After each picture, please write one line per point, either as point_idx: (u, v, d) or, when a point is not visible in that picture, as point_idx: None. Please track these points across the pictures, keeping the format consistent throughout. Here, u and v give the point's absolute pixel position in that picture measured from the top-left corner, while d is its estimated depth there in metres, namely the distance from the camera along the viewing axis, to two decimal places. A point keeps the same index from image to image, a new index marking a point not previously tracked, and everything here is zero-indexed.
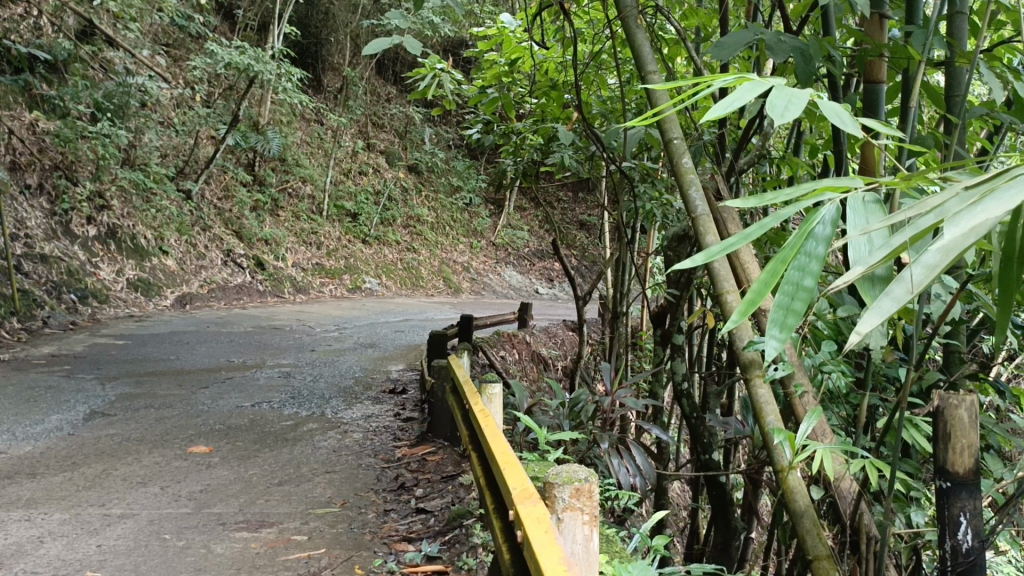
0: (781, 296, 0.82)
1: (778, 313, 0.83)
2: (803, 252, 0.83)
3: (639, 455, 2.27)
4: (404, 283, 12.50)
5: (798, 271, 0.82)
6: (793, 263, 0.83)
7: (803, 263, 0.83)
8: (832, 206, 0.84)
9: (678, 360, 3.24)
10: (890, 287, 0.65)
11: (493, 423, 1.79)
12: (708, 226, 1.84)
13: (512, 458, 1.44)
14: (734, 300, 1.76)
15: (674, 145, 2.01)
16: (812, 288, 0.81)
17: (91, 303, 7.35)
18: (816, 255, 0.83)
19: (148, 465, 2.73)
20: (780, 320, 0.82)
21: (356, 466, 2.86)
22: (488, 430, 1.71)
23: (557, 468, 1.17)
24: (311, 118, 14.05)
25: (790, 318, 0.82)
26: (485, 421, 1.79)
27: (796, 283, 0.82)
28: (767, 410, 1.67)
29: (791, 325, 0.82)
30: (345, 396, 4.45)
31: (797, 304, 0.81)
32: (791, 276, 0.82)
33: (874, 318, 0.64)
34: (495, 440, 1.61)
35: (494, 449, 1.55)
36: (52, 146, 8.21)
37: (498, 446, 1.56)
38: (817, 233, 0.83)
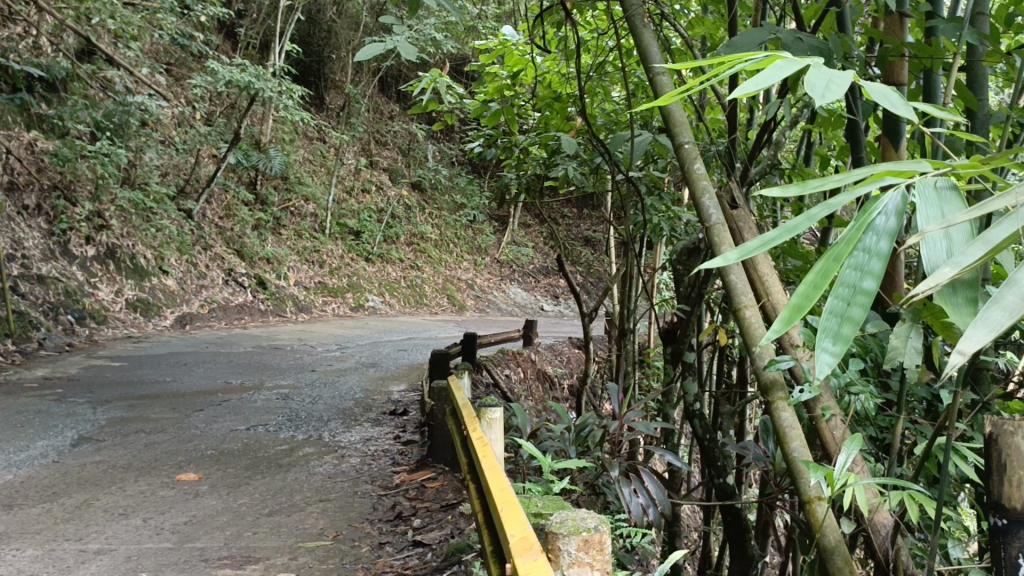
0: (833, 301, 0.71)
1: (830, 322, 0.72)
2: (861, 248, 0.71)
3: (650, 482, 2.07)
4: (408, 301, 12.39)
5: (856, 270, 0.71)
6: (848, 260, 0.72)
7: (861, 260, 0.71)
8: (896, 192, 0.72)
9: (690, 379, 3.11)
10: (1000, 294, 0.57)
11: (493, 453, 1.64)
12: (723, 235, 1.73)
13: (511, 497, 1.31)
14: (752, 314, 1.63)
15: (685, 149, 1.89)
16: (874, 290, 0.69)
17: (88, 324, 7.24)
18: (878, 252, 0.71)
19: (132, 495, 2.59)
20: (835, 331, 0.72)
21: (352, 494, 2.72)
22: (487, 460, 1.57)
23: (561, 517, 1.09)
24: (314, 137, 14.03)
25: (845, 329, 0.71)
26: (483, 452, 1.64)
27: (853, 286, 0.71)
28: (791, 435, 1.55)
29: (847, 336, 0.71)
30: (344, 418, 4.31)
31: (854, 311, 0.70)
32: (846, 277, 0.71)
33: (985, 332, 0.56)
34: (493, 474, 1.47)
35: (492, 487, 1.41)
36: (51, 166, 8.16)
37: (498, 483, 1.42)
38: (878, 226, 0.71)
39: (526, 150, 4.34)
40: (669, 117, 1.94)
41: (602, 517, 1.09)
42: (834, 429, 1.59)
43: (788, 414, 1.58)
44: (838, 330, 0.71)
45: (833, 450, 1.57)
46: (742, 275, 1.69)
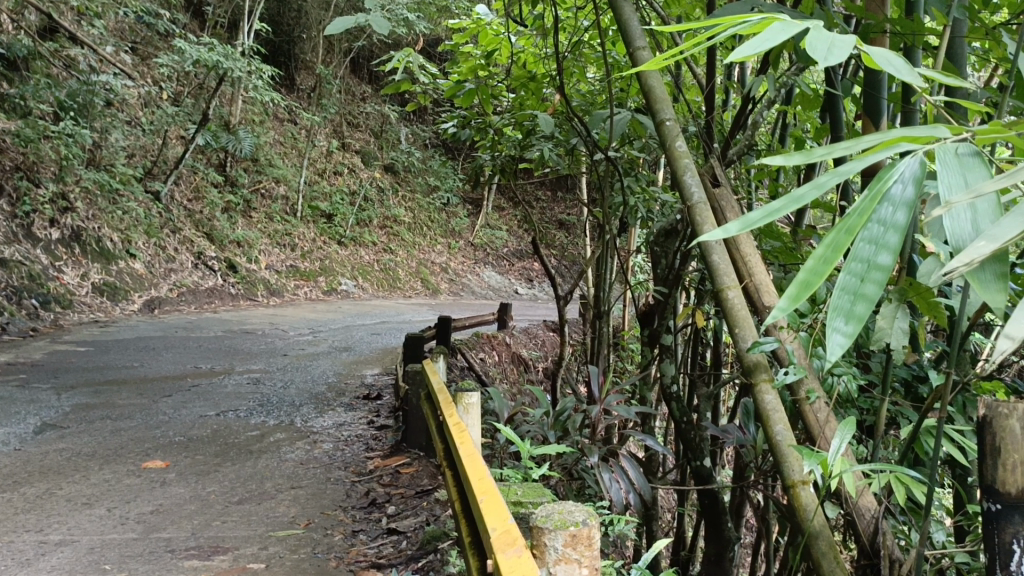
0: (847, 276, 0.69)
1: (843, 300, 0.70)
2: (875, 221, 0.69)
3: (630, 468, 2.03)
4: (382, 285, 12.29)
5: (871, 244, 0.69)
6: (861, 234, 0.70)
7: (876, 233, 0.69)
8: (912, 159, 0.70)
9: (668, 361, 3.09)
10: None
11: (471, 439, 1.60)
12: (706, 214, 1.69)
13: (491, 488, 1.26)
14: (736, 295, 1.61)
15: (666, 126, 1.84)
16: (890, 266, 0.67)
17: (53, 308, 7.05)
18: (893, 224, 0.69)
19: (97, 483, 2.51)
20: (847, 310, 0.69)
21: (324, 481, 2.66)
22: (465, 446, 1.52)
23: (545, 511, 1.03)
24: (284, 118, 13.80)
25: (859, 307, 0.69)
26: (461, 438, 1.59)
27: (866, 261, 0.69)
28: (774, 417, 1.53)
29: (860, 314, 0.68)
30: (317, 403, 4.24)
31: (869, 288, 0.68)
32: (861, 251, 0.69)
33: None
34: (471, 461, 1.42)
35: (470, 475, 1.36)
36: (14, 147, 7.82)
37: (476, 471, 1.37)
38: (895, 197, 0.69)
39: (501, 131, 4.28)
40: (649, 93, 1.89)
41: (590, 511, 1.03)
42: (817, 411, 1.57)
43: (771, 396, 1.56)
44: (851, 308, 0.69)
45: (816, 433, 1.56)
46: (724, 256, 1.66)
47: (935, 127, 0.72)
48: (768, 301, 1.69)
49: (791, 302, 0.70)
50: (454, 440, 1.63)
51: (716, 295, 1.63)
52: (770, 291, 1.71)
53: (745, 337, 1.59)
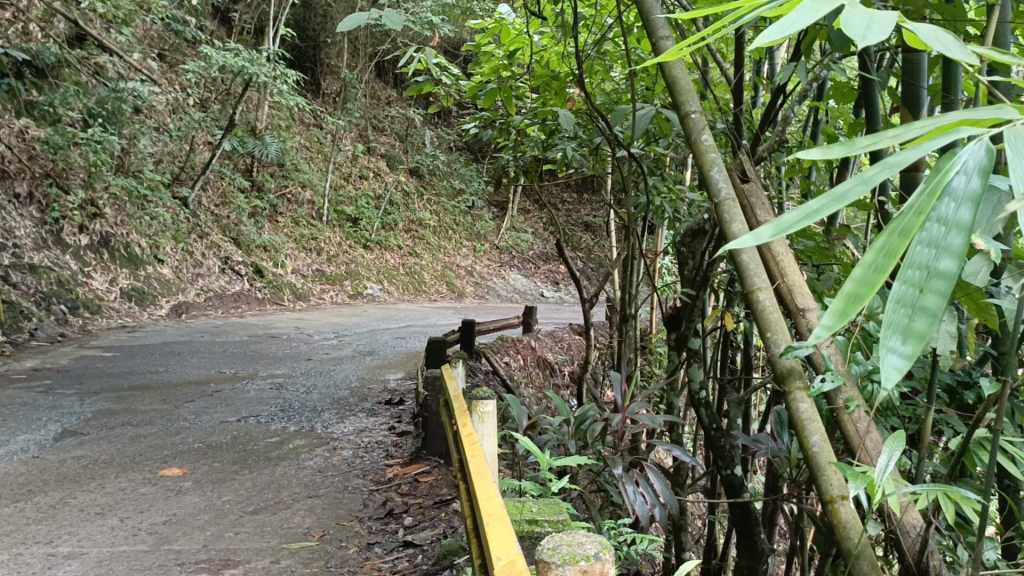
0: (903, 287, 0.57)
1: (899, 315, 0.57)
2: (933, 219, 0.58)
3: (656, 479, 1.92)
4: (407, 288, 12.28)
5: (928, 248, 0.57)
6: (919, 236, 0.58)
7: (936, 234, 0.57)
8: (975, 147, 0.59)
9: (696, 365, 2.98)
10: None
11: (482, 452, 1.53)
12: (734, 211, 1.60)
13: (498, 510, 1.18)
14: (767, 297, 1.51)
15: (692, 119, 1.74)
16: (954, 272, 0.55)
17: (82, 314, 7.11)
18: (957, 222, 0.57)
19: (111, 492, 2.47)
20: (905, 326, 0.56)
21: (342, 490, 2.60)
22: (476, 461, 1.46)
23: (553, 542, 0.96)
24: (310, 123, 13.87)
25: (919, 323, 0.55)
26: (472, 451, 1.52)
27: (928, 268, 0.56)
28: (809, 427, 1.43)
29: (922, 332, 0.55)
30: (338, 408, 4.19)
31: (930, 299, 0.56)
32: (918, 257, 0.57)
33: None
34: (480, 479, 1.36)
35: (478, 496, 1.29)
36: (43, 154, 7.96)
37: (486, 490, 1.29)
38: (957, 191, 0.57)
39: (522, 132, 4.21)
40: (674, 85, 1.80)
41: (604, 543, 0.95)
42: (856, 422, 1.47)
43: (807, 405, 1.46)
44: (908, 325, 0.56)
45: (856, 444, 1.45)
46: (754, 255, 1.56)
47: (999, 111, 0.63)
48: (802, 304, 1.59)
49: (835, 317, 0.57)
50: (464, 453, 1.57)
51: (745, 297, 1.54)
52: (804, 292, 1.61)
53: (778, 341, 1.49)
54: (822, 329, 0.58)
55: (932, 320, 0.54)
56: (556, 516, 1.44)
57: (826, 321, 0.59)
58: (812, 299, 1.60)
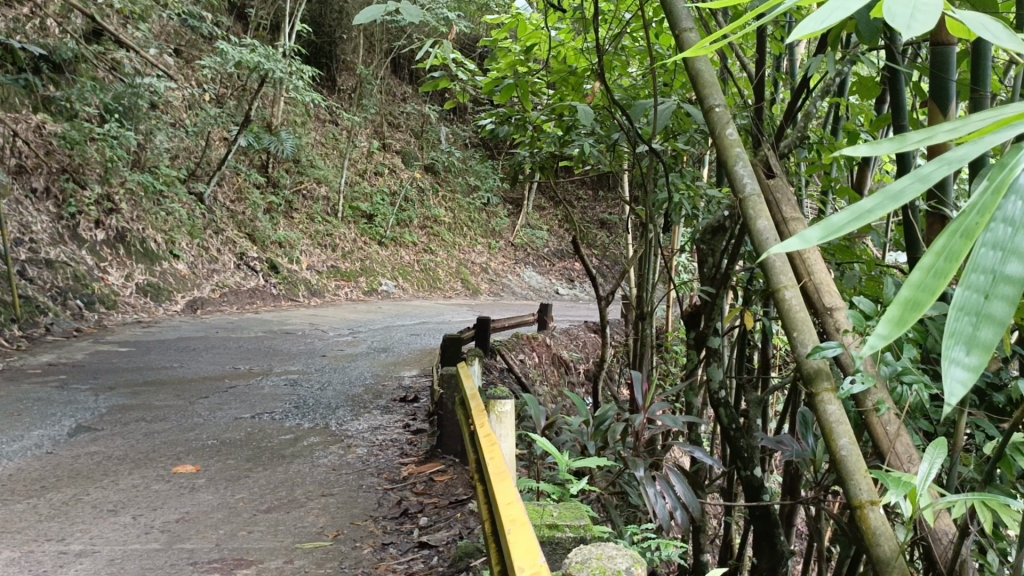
0: (964, 293, 0.48)
1: (963, 324, 0.49)
2: (1002, 216, 0.49)
3: (678, 482, 1.86)
4: (422, 285, 12.27)
5: (995, 250, 0.48)
6: (984, 236, 0.49)
7: (1004, 233, 0.48)
8: None
9: (715, 364, 2.93)
10: None
11: (501, 452, 1.48)
12: (759, 206, 1.56)
13: (520, 516, 1.11)
14: (793, 296, 1.45)
15: (716, 112, 1.68)
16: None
17: (98, 309, 7.14)
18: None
19: (125, 489, 2.46)
20: (969, 337, 0.48)
21: (357, 488, 2.57)
22: (494, 464, 1.41)
23: None
24: (326, 119, 13.89)
25: (984, 333, 0.47)
26: (490, 452, 1.47)
27: (993, 271, 0.48)
28: (837, 430, 1.38)
29: (989, 343, 0.47)
30: (353, 405, 4.17)
31: (996, 306, 0.47)
32: (983, 259, 0.48)
33: None
34: (500, 482, 1.30)
35: (497, 499, 1.23)
36: (60, 149, 8.01)
37: (505, 494, 1.23)
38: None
39: (539, 127, 4.16)
40: (697, 77, 1.74)
41: None
42: (886, 424, 1.41)
43: (834, 407, 1.41)
44: (973, 335, 0.48)
45: (885, 447, 1.40)
46: (780, 252, 1.50)
47: None
48: (830, 302, 1.53)
49: (892, 329, 0.50)
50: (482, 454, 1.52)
51: (771, 295, 1.48)
52: (832, 290, 1.56)
53: (804, 342, 1.44)
54: (875, 342, 0.51)
55: (1004, 329, 0.46)
56: (577, 520, 1.42)
57: (881, 334, 0.51)
58: (840, 298, 1.55)
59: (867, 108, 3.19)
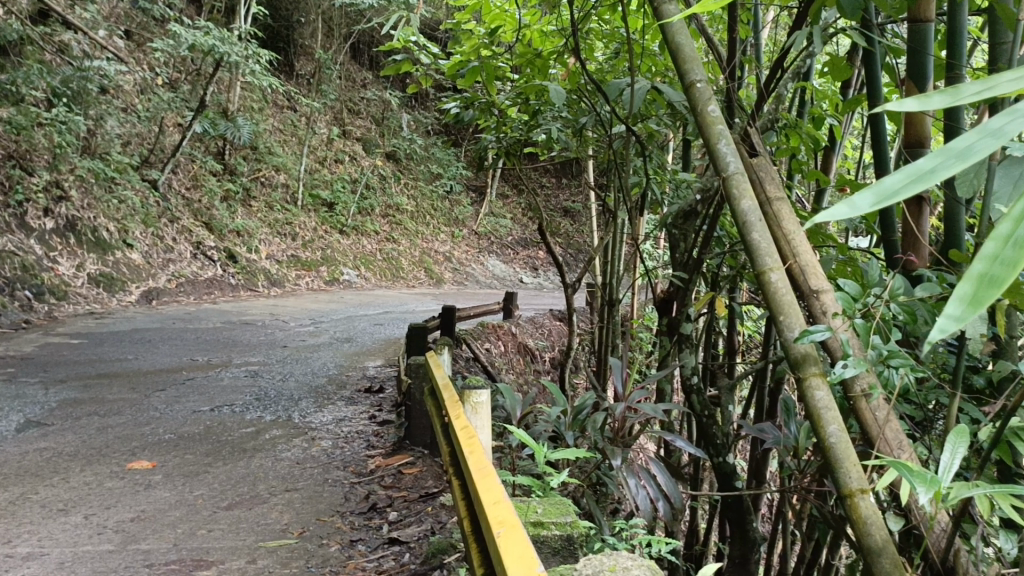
0: None
1: None
2: None
3: (659, 473, 1.82)
4: (384, 274, 12.11)
5: None
6: None
7: None
8: None
9: (687, 351, 2.88)
10: None
11: (481, 446, 1.39)
12: (744, 186, 1.51)
13: (511, 520, 1.00)
14: (779, 279, 1.41)
15: (697, 89, 1.62)
16: None
17: (47, 300, 6.87)
18: None
19: (76, 487, 2.33)
20: None
21: (322, 482, 2.48)
22: (476, 458, 1.30)
23: None
24: (284, 105, 13.60)
25: None
26: (470, 446, 1.38)
27: None
28: (826, 417, 1.34)
29: None
30: (316, 396, 4.06)
31: None
32: None
33: None
34: (484, 480, 1.20)
35: (483, 499, 1.12)
36: (5, 135, 7.64)
37: (491, 492, 1.13)
38: None
39: (505, 111, 4.06)
40: (677, 52, 1.68)
41: None
42: (875, 411, 1.38)
43: (823, 393, 1.37)
44: None
45: (874, 434, 1.36)
46: (765, 233, 1.45)
47: None
48: (816, 285, 1.49)
49: (966, 309, 0.40)
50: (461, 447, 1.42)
51: (756, 278, 1.44)
52: (818, 272, 1.51)
53: (791, 326, 1.40)
54: (942, 327, 0.41)
55: None
56: (563, 517, 1.37)
57: (950, 316, 0.41)
58: (826, 280, 1.50)
59: (831, 92, 3.18)
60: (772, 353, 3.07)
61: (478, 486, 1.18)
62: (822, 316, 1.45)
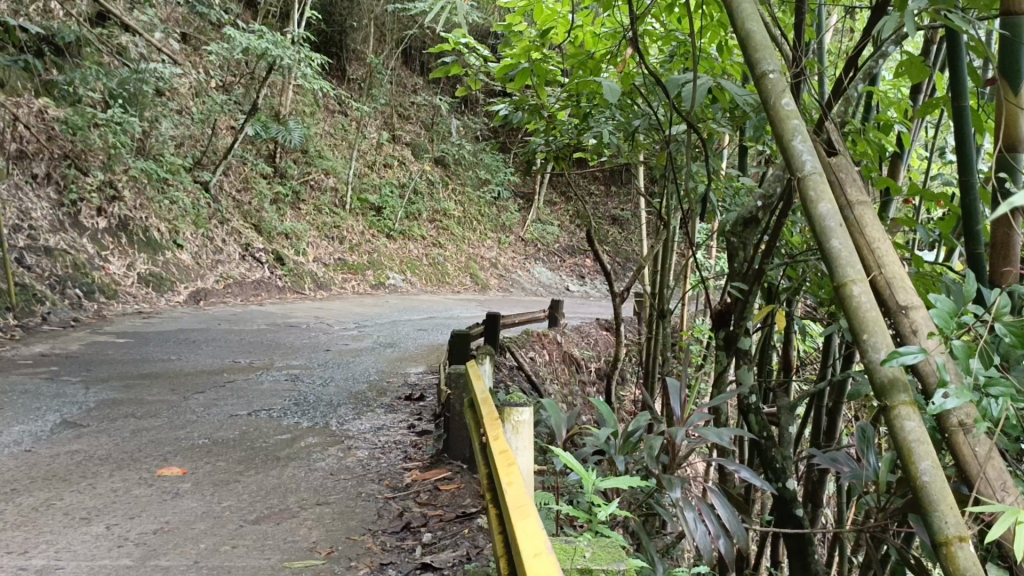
0: None
1: None
2: None
3: (720, 505, 1.63)
4: (430, 279, 12.08)
5: None
6: None
7: None
8: None
9: (744, 367, 2.69)
10: None
11: (521, 475, 1.21)
12: (822, 188, 1.33)
13: None
14: (863, 292, 1.23)
15: (769, 80, 1.45)
16: None
17: (97, 298, 6.95)
18: None
19: (102, 494, 2.26)
20: None
21: (355, 496, 2.36)
22: (514, 493, 1.12)
23: None
24: (335, 109, 13.71)
25: None
26: (507, 474, 1.21)
27: None
28: (918, 451, 1.16)
29: None
30: (356, 403, 3.97)
31: None
32: None
33: None
34: (523, 519, 1.02)
35: (520, 545, 0.95)
36: (62, 134, 7.85)
37: (529, 540, 0.94)
38: None
39: (556, 114, 3.90)
40: (746, 40, 1.51)
41: None
42: (975, 446, 1.19)
43: (914, 424, 1.19)
44: None
45: (973, 472, 1.18)
46: (846, 240, 1.28)
47: None
48: (904, 300, 1.30)
49: None
50: (498, 473, 1.26)
51: (836, 291, 1.27)
52: (907, 286, 1.33)
53: (876, 345, 1.21)
54: None
55: None
56: (614, 564, 1.18)
57: None
58: (917, 295, 1.32)
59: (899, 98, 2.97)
60: (831, 372, 2.86)
61: (514, 530, 1.00)
62: (912, 336, 1.26)
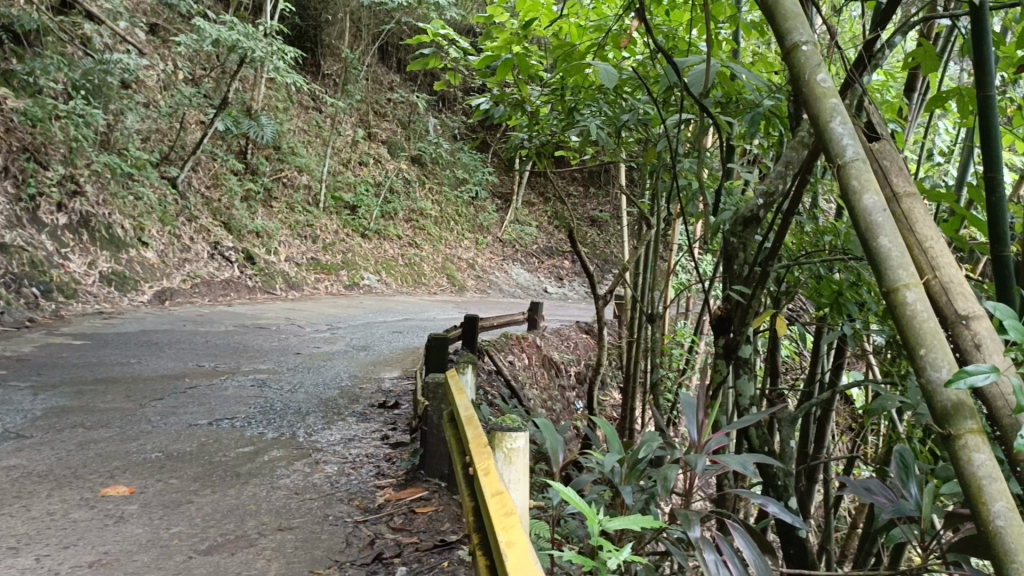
0: None
1: None
2: None
3: (742, 542, 1.44)
4: (406, 280, 11.82)
5: None
6: None
7: None
8: None
9: (745, 378, 2.48)
10: None
11: (520, 530, 0.99)
12: (867, 176, 1.14)
13: None
14: (918, 299, 1.04)
15: (802, 52, 1.26)
16: None
17: (55, 298, 6.63)
18: None
19: (35, 519, 2.02)
20: None
21: (321, 520, 2.13)
22: (515, 562, 0.90)
23: None
24: (309, 105, 13.41)
25: None
26: (506, 533, 0.98)
27: None
28: (991, 491, 0.97)
29: None
30: (326, 411, 3.74)
31: None
32: None
33: None
34: None
35: None
36: (21, 127, 7.47)
37: None
38: None
39: (540, 109, 3.65)
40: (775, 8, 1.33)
41: None
42: None
43: (983, 456, 0.99)
44: None
45: None
46: (897, 238, 1.09)
47: None
48: (964, 308, 1.12)
49: None
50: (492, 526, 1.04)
51: (884, 296, 1.07)
52: (966, 292, 1.14)
53: (937, 363, 1.01)
54: None
55: None
56: None
57: None
58: (978, 304, 1.13)
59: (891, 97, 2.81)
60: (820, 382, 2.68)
61: None
62: (977, 351, 1.08)
